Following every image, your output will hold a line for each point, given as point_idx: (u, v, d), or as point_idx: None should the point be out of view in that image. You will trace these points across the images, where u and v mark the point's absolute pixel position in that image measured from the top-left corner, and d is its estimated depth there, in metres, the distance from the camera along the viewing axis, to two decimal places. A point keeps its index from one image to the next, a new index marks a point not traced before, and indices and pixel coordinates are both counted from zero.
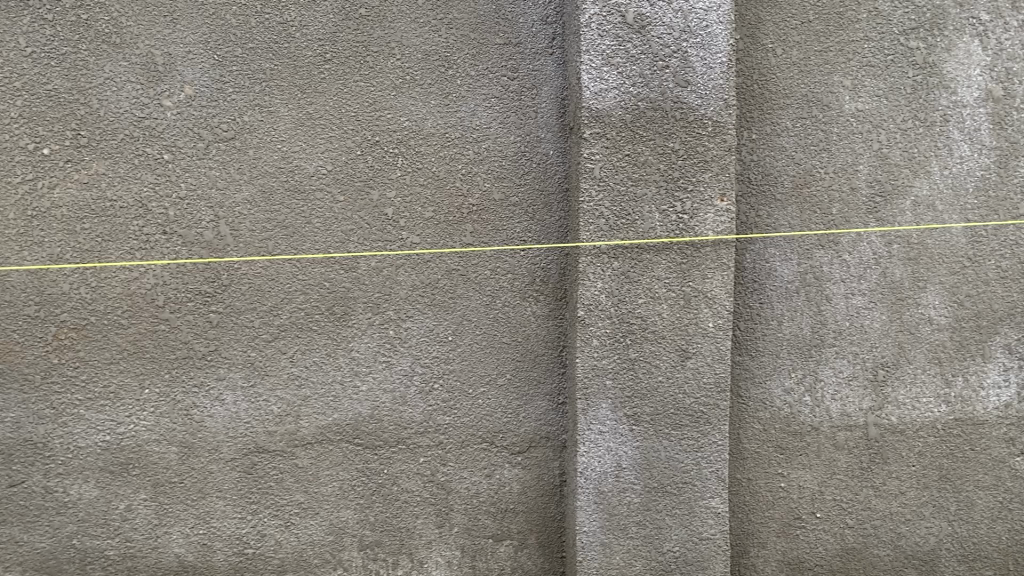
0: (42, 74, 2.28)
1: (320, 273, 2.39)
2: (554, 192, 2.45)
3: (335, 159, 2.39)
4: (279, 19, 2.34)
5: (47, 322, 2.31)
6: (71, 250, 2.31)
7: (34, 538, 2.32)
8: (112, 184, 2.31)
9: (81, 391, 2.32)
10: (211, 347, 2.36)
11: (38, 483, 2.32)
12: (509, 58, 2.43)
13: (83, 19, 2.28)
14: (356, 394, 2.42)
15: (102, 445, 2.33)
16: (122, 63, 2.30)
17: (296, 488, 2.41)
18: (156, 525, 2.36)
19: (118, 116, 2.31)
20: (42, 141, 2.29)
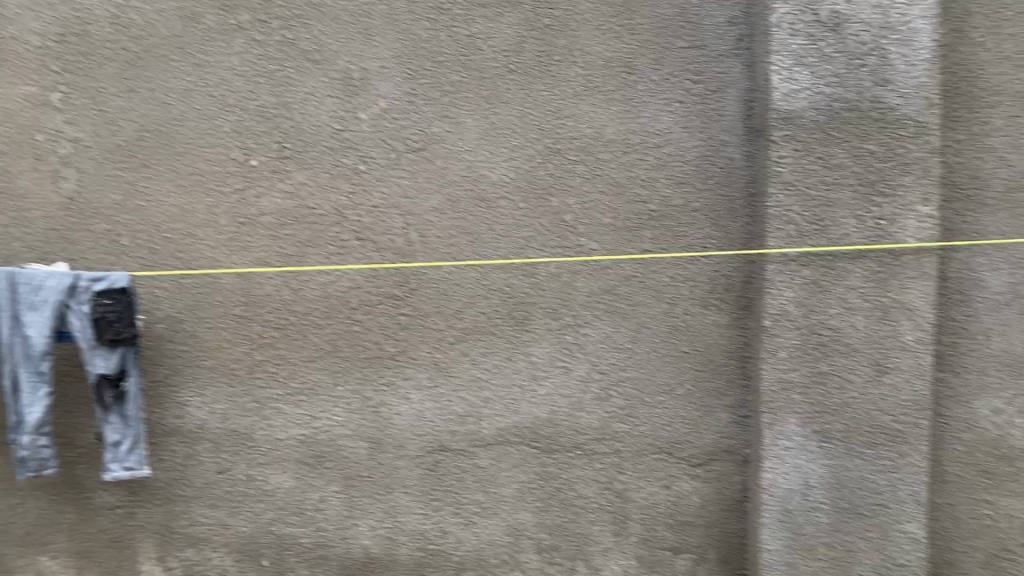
0: (252, 91, 2.41)
1: (501, 278, 2.44)
2: (738, 197, 2.39)
3: (518, 168, 2.43)
4: (466, 32, 2.41)
5: (253, 321, 2.45)
6: (275, 255, 2.44)
7: (238, 522, 2.48)
8: (313, 193, 2.43)
9: (281, 386, 2.46)
10: (399, 348, 2.46)
11: (242, 471, 2.47)
12: (693, 62, 2.39)
13: (288, 38, 2.40)
14: (534, 398, 2.45)
15: (300, 438, 2.47)
16: (323, 79, 2.42)
17: (477, 488, 2.48)
18: (347, 517, 2.49)
19: (318, 129, 2.42)
20: (251, 153, 2.42)
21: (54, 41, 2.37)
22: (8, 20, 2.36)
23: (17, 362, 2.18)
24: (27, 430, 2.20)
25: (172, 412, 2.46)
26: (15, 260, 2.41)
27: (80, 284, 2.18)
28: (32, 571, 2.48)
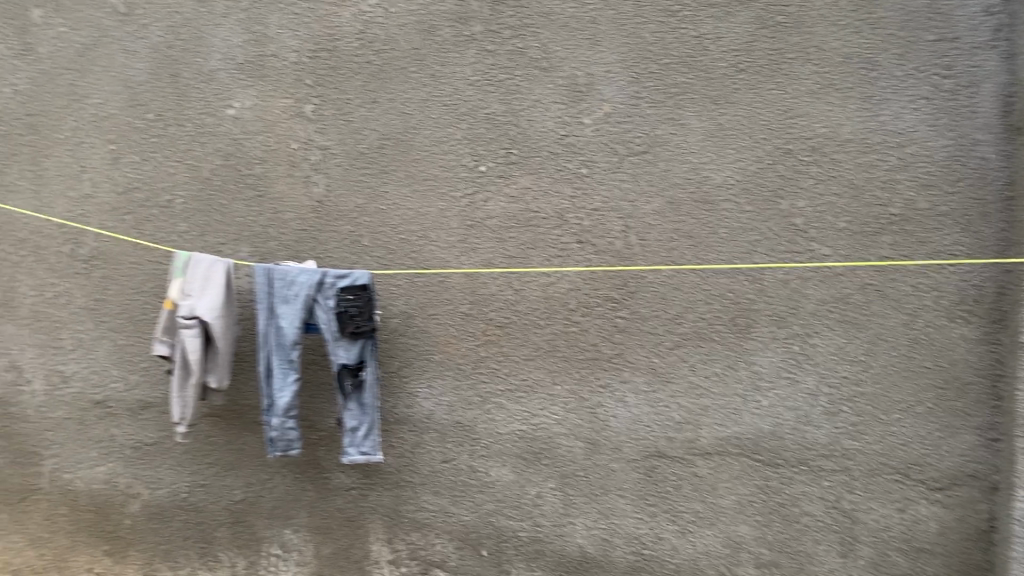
0: (483, 99, 2.50)
1: (724, 284, 2.39)
2: (993, 200, 2.22)
3: (744, 169, 2.37)
4: (694, 33, 2.38)
5: (478, 319, 2.53)
6: (500, 256, 2.51)
7: (460, 511, 2.58)
8: (536, 198, 2.48)
9: (502, 382, 2.53)
10: (617, 350, 2.47)
11: (465, 462, 2.56)
12: (943, 55, 2.24)
13: (518, 46, 2.47)
14: (757, 409, 2.40)
15: (519, 434, 2.53)
16: (550, 86, 2.47)
17: (695, 497, 2.46)
18: (563, 514, 2.53)
19: (543, 134, 2.47)
20: (480, 159, 2.51)
21: (308, 57, 2.58)
22: (270, 39, 2.59)
23: (272, 350, 2.39)
24: (277, 412, 2.41)
25: (403, 401, 2.59)
26: (271, 258, 2.62)
27: (327, 281, 2.35)
28: (276, 542, 2.68)
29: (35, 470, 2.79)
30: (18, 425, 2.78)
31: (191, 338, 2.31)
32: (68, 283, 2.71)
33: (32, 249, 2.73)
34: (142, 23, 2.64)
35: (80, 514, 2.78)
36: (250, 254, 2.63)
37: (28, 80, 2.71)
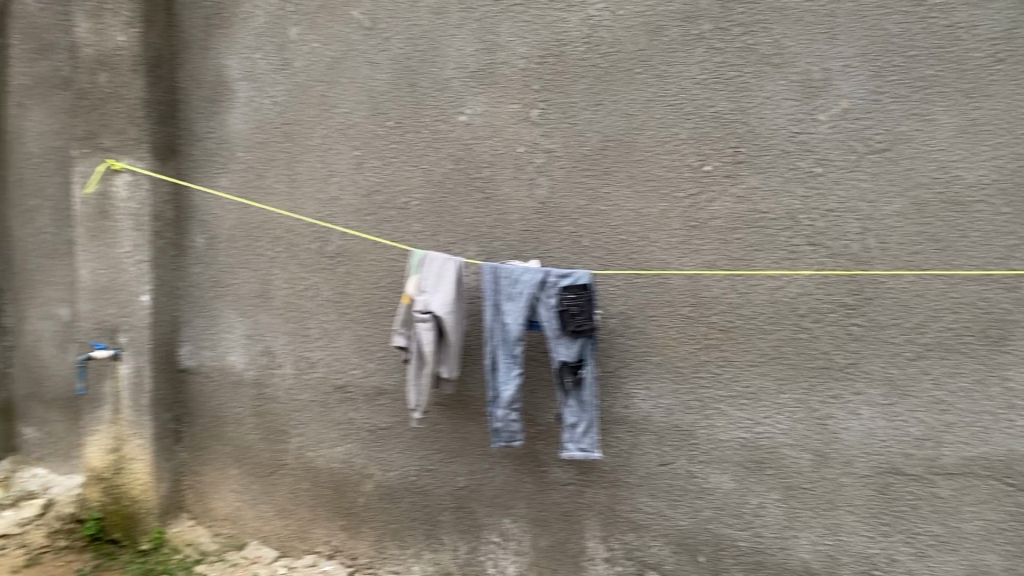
0: (710, 98, 2.45)
1: (975, 291, 2.25)
2: None
3: (1001, 168, 2.22)
4: (945, 22, 2.24)
5: (700, 322, 2.50)
6: (724, 258, 2.46)
7: (677, 515, 2.55)
8: (765, 198, 2.41)
9: (724, 388, 2.48)
10: (850, 359, 2.36)
11: (684, 466, 2.54)
12: None
13: (749, 44, 2.41)
14: (1010, 429, 2.24)
15: (740, 442, 2.47)
16: (782, 82, 2.39)
17: (935, 519, 2.31)
18: (786, 527, 2.45)
19: (774, 133, 2.40)
20: (706, 158, 2.46)
21: (536, 63, 2.63)
22: (501, 46, 2.68)
23: (497, 345, 2.48)
24: (501, 404, 2.50)
25: (621, 402, 2.59)
26: (497, 257, 2.72)
27: (549, 280, 2.41)
28: (496, 531, 2.77)
29: (284, 447, 3.06)
30: (270, 404, 3.07)
31: (424, 331, 2.46)
32: (316, 277, 2.97)
33: (286, 246, 3.01)
34: (385, 36, 2.82)
35: (321, 490, 3.02)
36: (478, 253, 2.75)
37: (286, 93, 2.98)
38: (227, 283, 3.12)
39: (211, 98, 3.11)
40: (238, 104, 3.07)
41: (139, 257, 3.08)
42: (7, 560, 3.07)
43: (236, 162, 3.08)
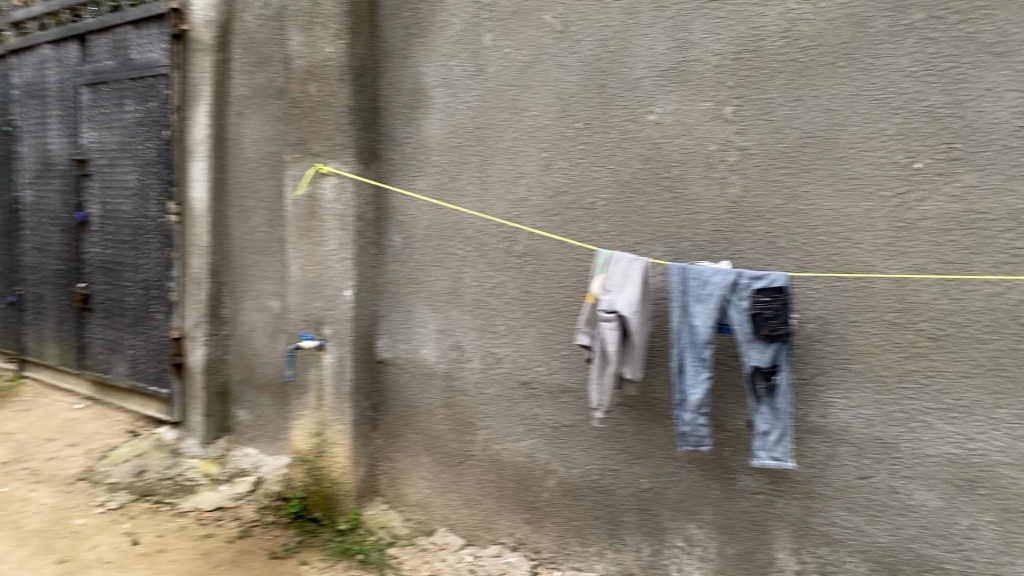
0: (922, 91, 2.31)
1: None
2: None
3: None
4: None
5: (906, 329, 2.36)
6: (935, 261, 2.31)
7: (876, 532, 2.43)
8: (983, 197, 2.24)
9: (932, 400, 2.33)
10: None
11: (885, 481, 2.40)
12: None
13: (967, 32, 2.25)
14: None
15: (950, 458, 2.31)
16: (1006, 72, 2.21)
17: None
18: (1001, 552, 2.26)
19: (996, 127, 2.22)
20: (915, 155, 2.32)
21: (731, 59, 2.58)
22: (694, 44, 2.64)
23: (685, 347, 2.46)
24: (688, 408, 2.47)
25: (817, 410, 2.49)
26: (687, 258, 2.69)
27: (741, 282, 2.34)
28: (680, 535, 2.74)
29: (471, 439, 3.17)
30: (459, 397, 3.19)
31: (609, 330, 2.47)
32: (505, 275, 3.04)
33: (476, 245, 3.11)
34: (575, 38, 2.85)
35: (506, 483, 3.10)
36: (666, 253, 2.72)
37: (479, 97, 3.08)
38: (421, 280, 3.27)
39: (409, 104, 3.26)
40: (434, 109, 3.20)
41: (344, 255, 3.31)
42: (223, 530, 3.37)
43: (431, 165, 3.21)
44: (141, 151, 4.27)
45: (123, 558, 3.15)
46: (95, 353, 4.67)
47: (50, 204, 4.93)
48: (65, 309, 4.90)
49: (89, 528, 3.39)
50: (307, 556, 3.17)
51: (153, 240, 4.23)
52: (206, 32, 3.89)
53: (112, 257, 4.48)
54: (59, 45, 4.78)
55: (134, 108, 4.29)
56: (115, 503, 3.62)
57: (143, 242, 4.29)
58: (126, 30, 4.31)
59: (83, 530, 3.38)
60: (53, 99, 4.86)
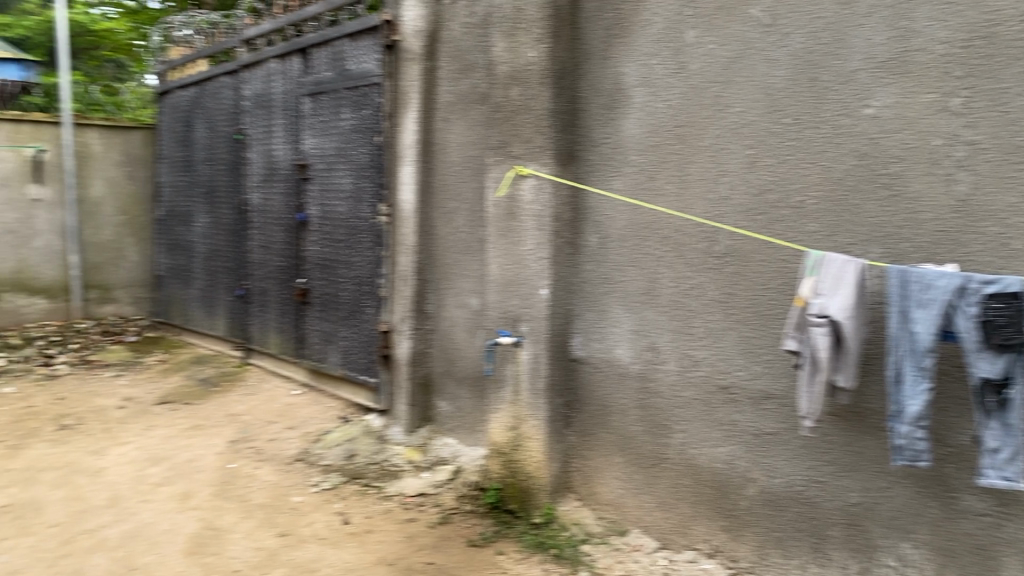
0: None
1: None
2: None
3: None
4: None
5: None
6: None
7: None
8: None
9: None
10: None
11: None
12: None
13: None
14: None
15: None
16: None
17: None
18: None
19: None
20: None
21: (961, 47, 2.39)
22: (917, 32, 2.47)
23: (903, 355, 2.31)
24: (905, 420, 2.32)
25: None
26: (905, 259, 2.53)
27: (970, 286, 2.17)
28: (892, 554, 2.58)
29: (666, 441, 3.14)
30: (654, 399, 3.16)
31: (820, 336, 2.36)
32: (704, 276, 2.99)
33: (674, 246, 3.07)
34: (785, 31, 2.75)
35: (702, 487, 3.04)
36: (882, 254, 2.57)
37: (680, 95, 3.04)
38: (617, 280, 3.28)
39: (608, 105, 3.28)
40: (633, 109, 3.19)
41: (541, 254, 3.39)
42: (425, 515, 3.53)
43: (629, 165, 3.21)
44: (355, 156, 4.56)
45: (336, 535, 3.37)
46: (311, 343, 5.04)
47: (274, 205, 5.37)
48: (285, 302, 5.33)
49: (306, 506, 3.66)
50: (504, 546, 3.25)
51: (364, 240, 4.51)
52: (415, 41, 4.09)
53: (328, 255, 4.82)
54: (284, 59, 5.19)
55: (349, 115, 4.59)
56: (328, 484, 3.89)
57: (355, 241, 4.58)
58: (343, 43, 4.61)
59: (301, 507, 3.65)
60: (278, 109, 5.29)
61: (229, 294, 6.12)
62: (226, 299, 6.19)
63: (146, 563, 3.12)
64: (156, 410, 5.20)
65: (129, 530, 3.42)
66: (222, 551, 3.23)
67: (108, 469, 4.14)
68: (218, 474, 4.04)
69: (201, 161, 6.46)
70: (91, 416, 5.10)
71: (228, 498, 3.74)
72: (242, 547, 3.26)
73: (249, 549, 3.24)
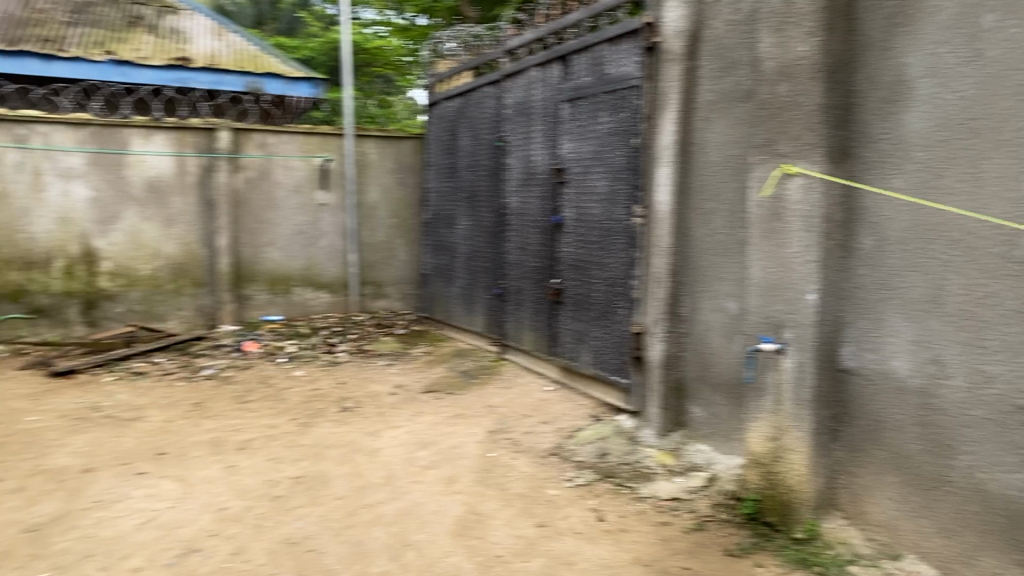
0: None
1: None
2: None
3: None
4: None
5: None
6: None
7: None
8: None
9: None
10: None
11: None
12: None
13: None
14: None
15: None
16: None
17: None
18: None
19: None
20: None
21: None
22: None
23: None
24: None
25: None
26: None
27: None
28: None
29: (950, 463, 2.85)
30: (937, 416, 2.89)
31: None
32: (999, 283, 2.70)
33: (965, 249, 2.80)
34: None
35: (993, 517, 2.71)
36: None
37: (975, 86, 2.76)
38: (895, 286, 3.05)
39: (888, 98, 3.06)
40: (918, 102, 2.95)
41: (809, 258, 3.28)
42: (679, 520, 3.51)
43: (912, 163, 2.98)
44: (612, 158, 4.61)
45: (591, 531, 3.43)
46: (565, 342, 5.18)
47: (531, 208, 5.57)
48: (540, 301, 5.50)
49: (562, 499, 3.76)
50: (762, 559, 3.14)
51: (618, 241, 4.55)
52: (676, 42, 4.06)
53: (583, 256, 4.92)
54: (545, 66, 5.37)
55: (607, 119, 4.65)
56: (582, 480, 3.97)
57: (610, 243, 4.63)
58: (603, 48, 4.68)
59: (557, 500, 3.76)
60: (538, 115, 5.47)
61: (487, 293, 6.42)
62: (484, 298, 6.50)
63: (418, 540, 3.36)
64: (423, 398, 5.59)
65: (403, 508, 3.69)
66: (485, 536, 3.39)
67: (383, 450, 4.50)
68: (480, 462, 4.26)
69: (464, 167, 6.83)
70: (367, 400, 5.58)
71: (490, 486, 3.94)
72: (504, 534, 3.41)
73: (510, 536, 3.38)
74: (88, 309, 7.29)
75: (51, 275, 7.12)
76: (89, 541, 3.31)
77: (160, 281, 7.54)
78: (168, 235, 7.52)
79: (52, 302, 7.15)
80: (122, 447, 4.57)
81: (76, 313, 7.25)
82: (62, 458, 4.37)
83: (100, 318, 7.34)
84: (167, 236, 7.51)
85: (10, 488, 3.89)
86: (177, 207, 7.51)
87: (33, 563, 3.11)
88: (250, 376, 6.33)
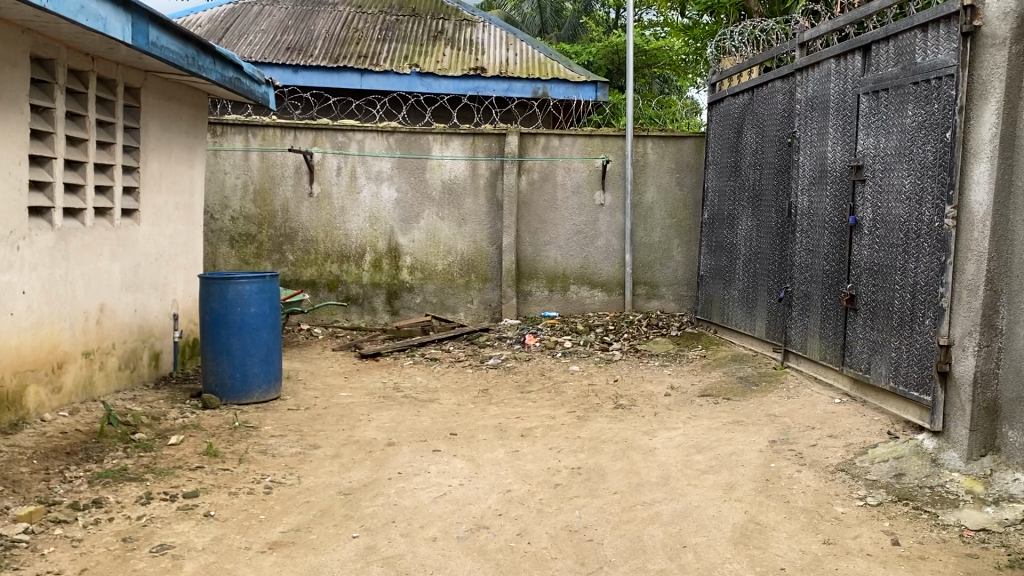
0: None
1: None
2: None
3: None
4: None
5: None
6: None
7: None
8: None
9: None
10: None
11: None
12: None
13: None
14: None
15: None
16: None
17: None
18: None
19: None
20: None
21: None
22: None
23: None
24: None
25: None
26: None
27: None
28: None
29: None
30: None
31: None
32: None
33: None
34: None
35: None
36: None
37: None
38: None
39: None
40: None
41: None
42: (990, 554, 3.16)
43: None
44: (919, 154, 4.26)
45: (885, 554, 3.19)
46: (859, 352, 4.87)
47: (824, 208, 5.28)
48: (831, 308, 5.21)
49: (851, 518, 3.54)
50: None
51: (924, 244, 4.19)
52: (1002, 25, 3.68)
53: (882, 260, 4.59)
54: (843, 57, 5.07)
55: (914, 112, 4.30)
56: (875, 499, 3.71)
57: (914, 246, 4.28)
58: (912, 35, 4.33)
59: (846, 518, 3.54)
60: (834, 109, 5.18)
61: (771, 297, 6.19)
62: (767, 302, 6.28)
63: (696, 543, 3.32)
64: (699, 401, 5.51)
65: (680, 509, 3.67)
66: (767, 547, 3.29)
67: (659, 450, 4.51)
68: (761, 471, 4.13)
69: (748, 165, 6.64)
70: (642, 399, 5.62)
71: (772, 496, 3.80)
72: (788, 547, 3.28)
73: (793, 550, 3.25)
74: (391, 299, 8.14)
75: (363, 267, 8.09)
76: (393, 508, 3.64)
77: (453, 275, 8.16)
78: (460, 233, 8.12)
79: (362, 291, 8.12)
80: (418, 426, 4.97)
81: (381, 302, 8.14)
82: (369, 431, 4.84)
83: (400, 307, 8.15)
84: (459, 235, 8.12)
85: (328, 455, 4.38)
86: (470, 208, 8.09)
87: (347, 523, 3.48)
88: (530, 368, 6.61)
